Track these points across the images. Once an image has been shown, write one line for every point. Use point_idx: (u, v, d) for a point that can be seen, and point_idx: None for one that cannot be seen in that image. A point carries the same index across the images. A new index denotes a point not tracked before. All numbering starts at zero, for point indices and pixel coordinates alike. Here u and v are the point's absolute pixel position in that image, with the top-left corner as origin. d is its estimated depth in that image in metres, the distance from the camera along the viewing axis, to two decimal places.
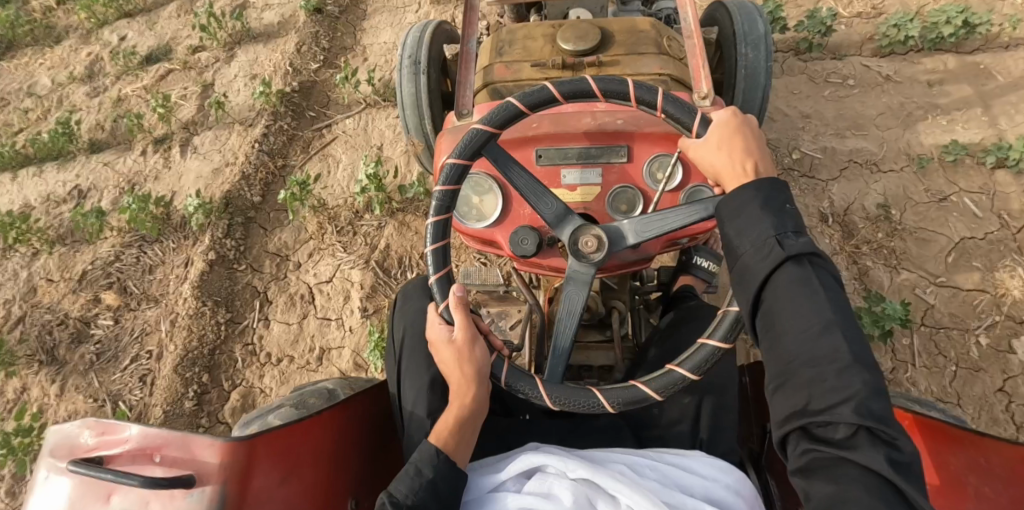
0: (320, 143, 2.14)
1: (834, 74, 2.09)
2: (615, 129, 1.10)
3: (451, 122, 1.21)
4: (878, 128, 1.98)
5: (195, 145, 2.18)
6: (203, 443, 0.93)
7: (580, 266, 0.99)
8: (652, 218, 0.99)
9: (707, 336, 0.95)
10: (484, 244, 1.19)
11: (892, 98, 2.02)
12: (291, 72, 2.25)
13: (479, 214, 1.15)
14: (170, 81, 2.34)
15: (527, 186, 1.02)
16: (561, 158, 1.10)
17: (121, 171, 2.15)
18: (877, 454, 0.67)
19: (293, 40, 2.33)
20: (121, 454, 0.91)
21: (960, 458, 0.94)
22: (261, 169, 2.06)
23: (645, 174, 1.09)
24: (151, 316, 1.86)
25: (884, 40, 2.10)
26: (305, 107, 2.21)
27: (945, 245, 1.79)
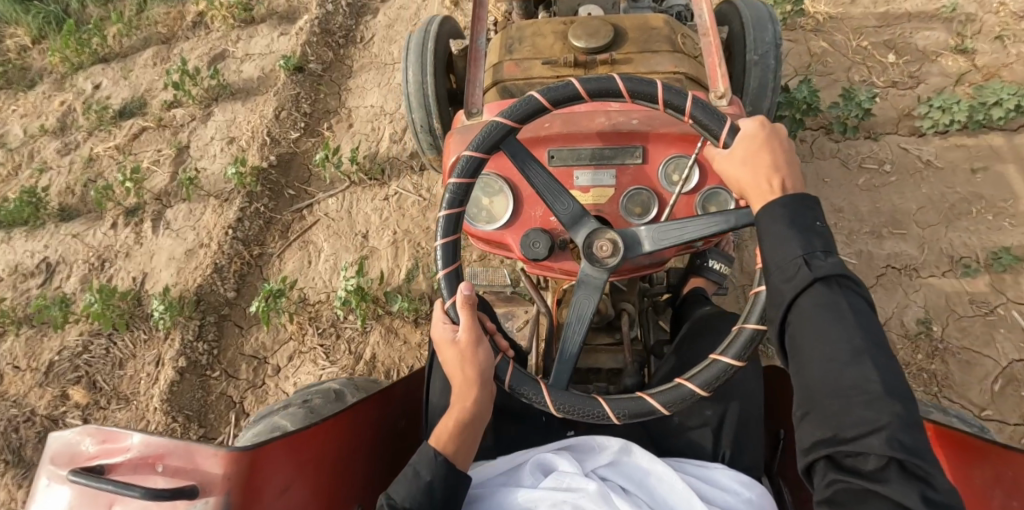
0: (300, 228, 2.05)
1: (869, 157, 1.95)
2: (631, 129, 1.07)
3: (460, 121, 1.18)
4: (918, 226, 1.84)
5: (167, 220, 2.11)
6: (207, 453, 0.90)
7: (594, 271, 0.97)
8: (669, 227, 0.96)
9: (719, 352, 0.91)
10: (493, 246, 1.16)
11: (933, 187, 1.88)
12: (270, 142, 2.16)
13: (489, 215, 1.12)
14: (143, 142, 2.29)
15: (544, 185, 0.99)
16: (574, 159, 1.08)
17: (91, 244, 2.10)
18: (909, 490, 0.64)
19: (272, 103, 2.25)
20: (123, 463, 0.89)
21: (985, 472, 0.92)
22: (236, 260, 1.98)
23: (661, 176, 1.06)
24: (121, 418, 1.81)
25: (925, 121, 1.95)
26: (284, 185, 2.12)
27: (990, 371, 1.64)
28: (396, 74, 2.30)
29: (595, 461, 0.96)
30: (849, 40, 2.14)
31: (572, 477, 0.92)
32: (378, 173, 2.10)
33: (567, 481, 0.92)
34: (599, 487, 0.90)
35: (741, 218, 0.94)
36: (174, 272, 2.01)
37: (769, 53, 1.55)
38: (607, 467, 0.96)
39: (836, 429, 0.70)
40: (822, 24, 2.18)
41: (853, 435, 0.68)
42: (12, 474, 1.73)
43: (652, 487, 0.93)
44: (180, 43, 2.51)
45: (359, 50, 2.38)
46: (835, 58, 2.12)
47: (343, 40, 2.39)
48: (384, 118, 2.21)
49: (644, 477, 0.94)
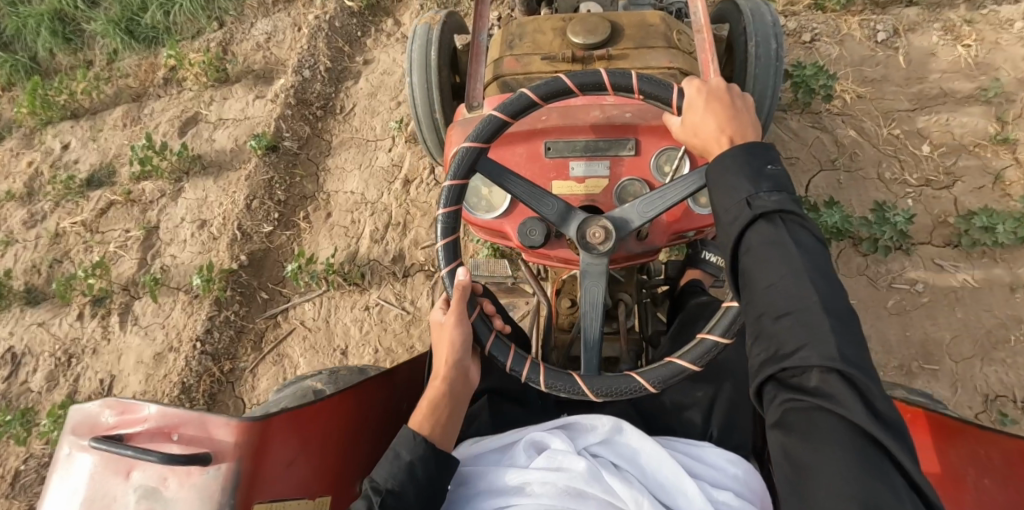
0: (273, 337, 2.02)
1: (899, 277, 1.78)
2: (624, 122, 1.12)
3: (462, 114, 1.23)
4: (952, 359, 1.68)
5: (135, 314, 2.11)
6: (219, 422, 0.96)
7: (592, 259, 1.01)
8: (654, 198, 1.02)
9: (705, 332, 0.95)
10: (492, 235, 1.21)
11: (969, 311, 1.72)
12: (241, 238, 2.12)
13: (488, 204, 1.17)
14: (110, 219, 2.30)
15: (525, 193, 1.04)
16: (570, 150, 1.12)
17: (57, 336, 2.13)
18: (847, 398, 0.69)
19: (244, 191, 2.19)
20: (140, 432, 0.94)
21: (961, 450, 0.96)
22: (204, 378, 1.95)
23: (652, 168, 1.10)
24: None
25: (965, 237, 1.77)
26: (256, 287, 2.08)
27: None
28: (378, 154, 2.25)
29: (587, 439, 1.00)
30: (879, 127, 1.95)
31: (565, 456, 0.97)
32: (357, 277, 2.04)
33: (559, 458, 0.97)
34: (588, 466, 0.94)
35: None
36: (142, 377, 2.01)
37: (768, 38, 1.59)
38: (599, 445, 1.00)
39: (779, 349, 0.76)
40: (849, 107, 1.99)
41: (792, 351, 0.74)
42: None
43: (642, 463, 0.98)
44: (151, 100, 2.53)
45: (339, 124, 2.32)
46: (863, 152, 1.93)
47: (321, 111, 2.34)
48: (364, 208, 2.16)
49: (634, 453, 0.99)
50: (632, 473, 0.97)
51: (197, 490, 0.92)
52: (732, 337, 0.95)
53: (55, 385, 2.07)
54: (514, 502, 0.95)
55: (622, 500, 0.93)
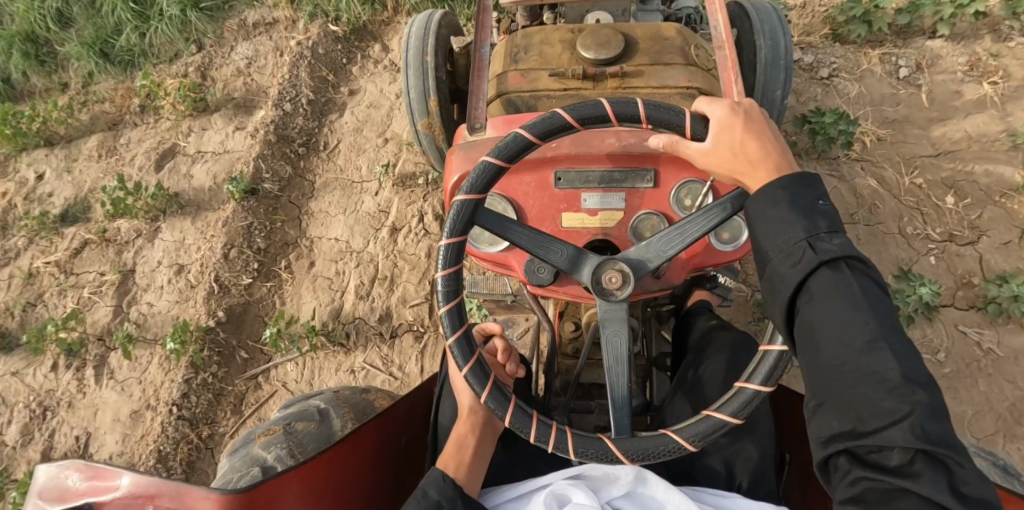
0: (254, 400, 1.91)
1: (923, 345, 1.71)
2: (642, 151, 1.01)
3: (462, 136, 1.12)
4: (974, 435, 1.62)
5: (111, 368, 2.00)
6: (200, 495, 0.87)
7: (609, 306, 0.91)
8: (673, 233, 0.91)
9: (745, 380, 0.86)
10: (496, 267, 1.10)
11: (996, 387, 1.66)
12: (218, 292, 2.00)
13: (492, 237, 1.06)
14: (85, 259, 2.18)
15: (531, 242, 0.94)
16: (582, 181, 1.02)
17: (32, 386, 2.02)
18: (938, 485, 0.63)
19: (221, 241, 2.07)
20: (112, 501, 0.86)
21: None
22: (182, 444, 1.82)
23: (672, 201, 1.01)
24: None
25: (992, 306, 1.70)
26: (234, 346, 1.97)
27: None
28: (365, 199, 2.15)
29: (610, 492, 0.91)
30: (901, 176, 1.88)
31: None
32: (342, 338, 1.94)
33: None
34: None
35: (739, 200, 0.89)
36: (120, 438, 1.89)
37: (777, 40, 1.50)
38: (622, 498, 0.91)
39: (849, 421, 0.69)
40: (868, 152, 1.93)
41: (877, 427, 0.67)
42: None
43: None
44: (128, 128, 2.41)
45: (322, 161, 2.22)
46: (885, 204, 1.86)
47: (303, 148, 2.24)
48: (350, 257, 2.06)
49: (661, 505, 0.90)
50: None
51: None
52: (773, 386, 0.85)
53: (29, 439, 1.96)
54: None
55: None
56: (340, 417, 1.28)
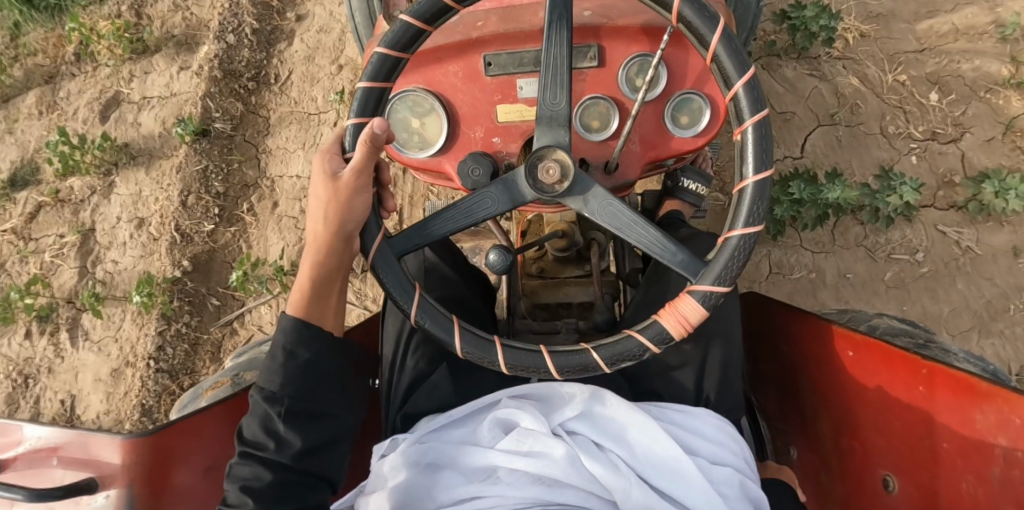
0: (232, 346, 1.82)
1: (899, 246, 1.65)
2: (582, 24, 0.88)
3: (381, 27, 0.99)
4: (948, 332, 1.60)
5: (85, 329, 1.87)
6: (103, 441, 0.81)
7: (534, 193, 0.81)
8: (622, 214, 0.83)
9: (729, 228, 0.78)
10: (433, 176, 0.99)
11: (966, 282, 1.62)
12: (180, 240, 1.83)
13: (422, 140, 0.93)
14: (42, 223, 1.95)
15: (551, 60, 0.78)
16: (515, 65, 0.89)
17: (9, 356, 1.89)
18: None
19: (177, 186, 1.86)
20: (17, 458, 0.82)
21: (988, 417, 0.80)
22: (165, 397, 1.76)
23: (621, 80, 0.88)
24: None
25: (972, 205, 1.62)
26: (205, 293, 1.84)
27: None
28: (324, 131, 1.91)
29: (563, 414, 0.83)
30: (884, 73, 1.73)
31: (536, 438, 0.80)
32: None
33: (530, 441, 0.80)
34: (567, 452, 0.79)
35: (693, 265, 0.81)
36: (104, 396, 1.81)
37: None
38: (576, 420, 0.83)
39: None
40: (851, 49, 1.74)
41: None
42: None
43: (628, 437, 0.82)
44: (66, 81, 2.02)
45: (276, 96, 1.92)
46: (868, 102, 1.72)
47: (253, 83, 1.92)
48: None
49: (621, 424, 0.83)
50: (623, 455, 0.81)
51: None
52: (758, 223, 0.77)
53: (16, 408, 1.87)
54: (480, 492, 0.79)
55: (607, 486, 0.78)
56: None
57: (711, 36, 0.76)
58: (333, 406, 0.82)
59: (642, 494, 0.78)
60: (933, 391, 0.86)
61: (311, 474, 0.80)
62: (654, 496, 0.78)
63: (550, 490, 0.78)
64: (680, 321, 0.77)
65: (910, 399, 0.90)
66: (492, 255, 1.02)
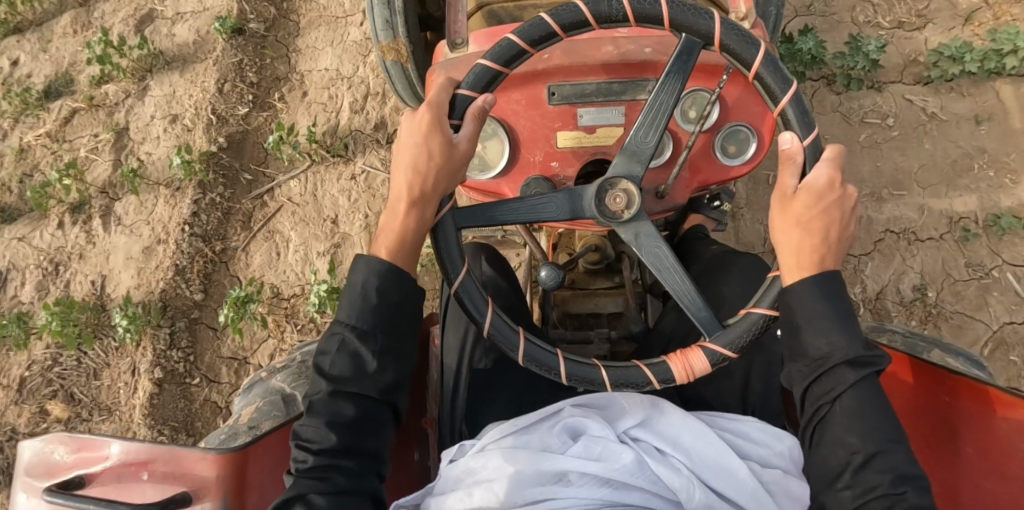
0: (263, 216, 1.83)
1: (871, 112, 1.76)
2: (642, 59, 0.93)
3: (443, 54, 1.03)
4: (919, 186, 1.72)
5: (117, 215, 1.88)
6: (194, 457, 0.82)
7: (591, 209, 0.87)
8: (661, 254, 0.89)
9: (752, 305, 0.83)
10: (489, 195, 1.05)
11: (935, 144, 1.73)
12: (216, 122, 1.84)
13: (483, 162, 0.99)
14: (76, 126, 1.96)
15: (656, 105, 0.84)
16: (578, 96, 0.95)
17: (40, 247, 1.88)
18: None
19: (212, 74, 1.88)
20: (104, 472, 0.82)
21: (1011, 424, 0.87)
22: (197, 259, 1.78)
23: (675, 112, 0.94)
24: (107, 430, 1.71)
25: (933, 70, 1.74)
26: (239, 168, 1.85)
27: (980, 335, 1.62)
28: (351, 31, 1.93)
29: (626, 422, 0.91)
30: None
31: (605, 444, 0.88)
32: (341, 149, 1.84)
33: (598, 447, 0.88)
34: (634, 457, 0.86)
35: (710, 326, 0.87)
36: (135, 273, 1.82)
37: None
38: (639, 427, 0.91)
39: (824, 353, 0.76)
40: None
41: (815, 415, 0.78)
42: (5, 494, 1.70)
43: (687, 444, 0.89)
44: (100, 2, 2.03)
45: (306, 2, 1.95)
46: None
47: None
48: (342, 83, 1.89)
49: (678, 435, 0.91)
50: (684, 460, 0.88)
51: None
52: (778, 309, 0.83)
53: (46, 294, 1.86)
54: (552, 493, 0.85)
55: (671, 489, 0.85)
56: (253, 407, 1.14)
57: (784, 95, 0.81)
58: (409, 348, 0.86)
59: (700, 498, 0.84)
60: (958, 397, 0.94)
61: (390, 412, 0.85)
62: (713, 498, 0.85)
63: (617, 492, 0.84)
64: (683, 367, 0.85)
65: (934, 404, 0.98)
66: (543, 272, 1.08)
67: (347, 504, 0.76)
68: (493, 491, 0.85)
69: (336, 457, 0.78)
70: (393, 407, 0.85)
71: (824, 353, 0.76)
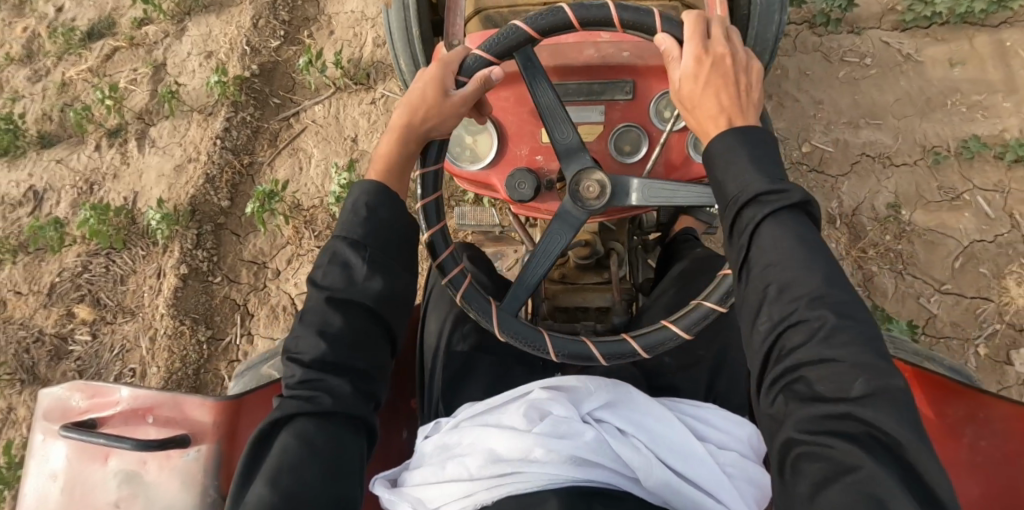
0: (288, 135, 2.00)
1: (851, 51, 1.92)
2: (620, 62, 1.01)
3: (439, 55, 1.12)
4: (895, 117, 1.86)
5: (152, 138, 2.03)
6: (195, 403, 0.93)
7: (575, 209, 0.94)
8: (662, 187, 0.94)
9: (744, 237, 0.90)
10: (477, 186, 1.12)
11: (911, 82, 1.88)
12: (249, 52, 2.03)
13: (474, 154, 1.07)
14: (116, 62, 2.12)
15: (549, 105, 0.94)
16: (561, 94, 1.02)
17: (76, 169, 2.03)
18: None
19: (249, 12, 2.07)
20: (115, 416, 0.91)
21: (957, 410, 0.95)
22: (227, 169, 1.94)
23: (651, 113, 1.02)
24: (129, 330, 1.83)
25: (908, 14, 1.90)
26: (268, 93, 2.03)
27: (952, 250, 1.75)
28: None
29: (589, 405, 0.97)
30: None
31: (569, 424, 0.93)
32: (363, 77, 2.01)
33: (562, 424, 0.92)
34: (595, 436, 0.91)
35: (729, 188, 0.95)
36: (165, 189, 1.96)
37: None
38: (602, 410, 0.97)
39: (735, 193, 0.78)
40: None
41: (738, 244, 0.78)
42: (29, 391, 1.79)
43: (648, 427, 0.95)
44: None
45: None
46: None
47: None
48: (366, 23, 2.07)
49: (639, 420, 0.97)
50: (643, 443, 0.93)
51: (179, 474, 0.89)
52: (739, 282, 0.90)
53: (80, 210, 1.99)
54: (519, 467, 0.87)
55: (632, 467, 0.89)
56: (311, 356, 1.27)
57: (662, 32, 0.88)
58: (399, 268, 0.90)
59: (664, 472, 0.88)
60: (910, 386, 1.01)
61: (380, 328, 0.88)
62: (672, 475, 0.89)
63: (580, 469, 0.87)
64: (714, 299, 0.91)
65: None
66: None
67: (333, 428, 0.81)
68: (464, 465, 0.91)
69: (325, 372, 0.83)
70: (385, 323, 0.89)
71: (738, 192, 0.78)
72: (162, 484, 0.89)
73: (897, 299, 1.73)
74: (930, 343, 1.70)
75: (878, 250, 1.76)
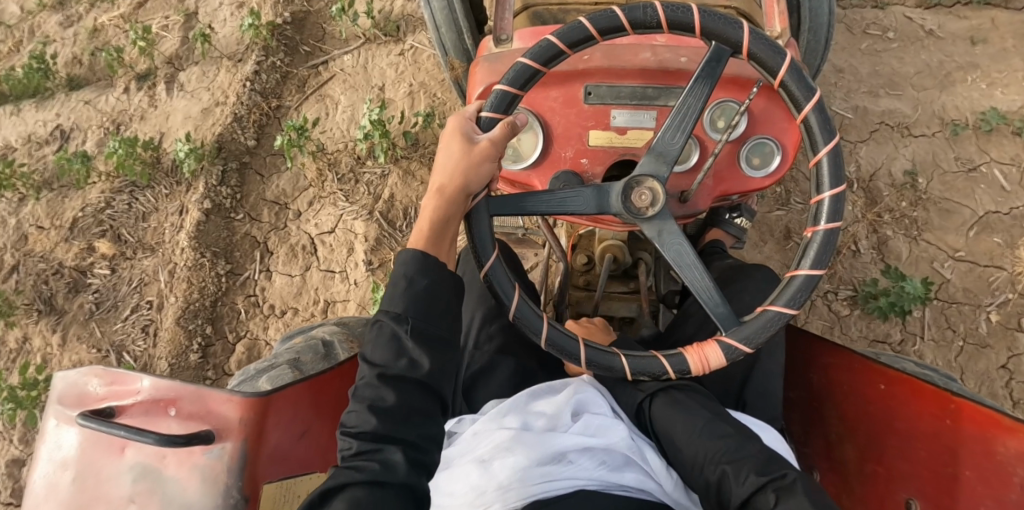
0: (316, 82, 2.10)
1: (873, 24, 1.95)
2: (679, 68, 0.97)
3: (487, 48, 1.09)
4: (914, 88, 1.89)
5: (181, 82, 2.16)
6: (220, 398, 0.90)
7: (638, 221, 0.91)
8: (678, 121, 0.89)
9: (796, 268, 0.87)
10: (513, 184, 1.09)
11: (931, 55, 1.91)
12: (283, 2, 2.13)
13: (516, 154, 1.03)
14: (149, 10, 2.24)
15: (549, 203, 0.94)
16: (613, 97, 0.99)
17: (105, 110, 2.17)
18: None
19: None
20: (133, 406, 0.87)
21: (1009, 450, 0.91)
22: (255, 110, 2.04)
23: (706, 122, 0.99)
24: (149, 265, 1.97)
25: None
26: (299, 41, 2.13)
27: (967, 219, 1.78)
28: None
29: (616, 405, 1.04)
30: None
31: (602, 424, 0.98)
32: (393, 31, 2.10)
33: (597, 424, 0.98)
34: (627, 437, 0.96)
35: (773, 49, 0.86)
36: (191, 129, 2.07)
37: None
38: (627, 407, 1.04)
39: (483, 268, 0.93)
40: None
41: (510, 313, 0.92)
42: (46, 322, 1.95)
43: None
44: None
45: None
46: None
47: None
48: None
49: None
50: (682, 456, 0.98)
51: (201, 472, 0.87)
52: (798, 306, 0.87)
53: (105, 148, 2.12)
54: (552, 474, 0.90)
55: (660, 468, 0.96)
56: (343, 347, 1.26)
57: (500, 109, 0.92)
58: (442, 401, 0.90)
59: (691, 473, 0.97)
60: (960, 422, 0.97)
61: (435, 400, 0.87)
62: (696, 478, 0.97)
63: (613, 474, 0.92)
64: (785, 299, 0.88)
65: (938, 428, 1.00)
66: None
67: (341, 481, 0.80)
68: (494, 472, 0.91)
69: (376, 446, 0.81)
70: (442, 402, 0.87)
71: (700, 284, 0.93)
72: (182, 481, 0.86)
73: (910, 263, 1.77)
74: (943, 307, 1.75)
75: (894, 215, 1.79)
